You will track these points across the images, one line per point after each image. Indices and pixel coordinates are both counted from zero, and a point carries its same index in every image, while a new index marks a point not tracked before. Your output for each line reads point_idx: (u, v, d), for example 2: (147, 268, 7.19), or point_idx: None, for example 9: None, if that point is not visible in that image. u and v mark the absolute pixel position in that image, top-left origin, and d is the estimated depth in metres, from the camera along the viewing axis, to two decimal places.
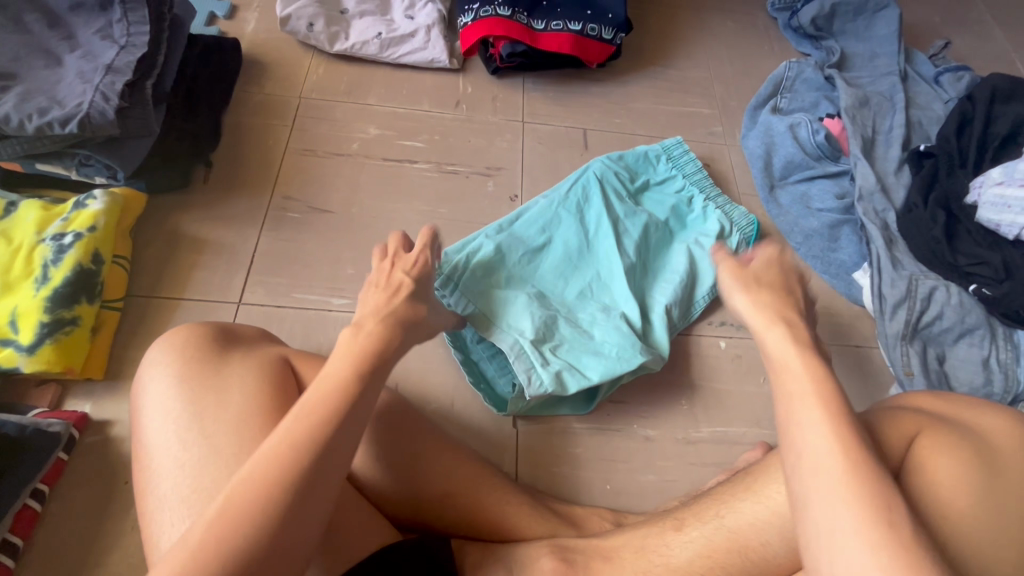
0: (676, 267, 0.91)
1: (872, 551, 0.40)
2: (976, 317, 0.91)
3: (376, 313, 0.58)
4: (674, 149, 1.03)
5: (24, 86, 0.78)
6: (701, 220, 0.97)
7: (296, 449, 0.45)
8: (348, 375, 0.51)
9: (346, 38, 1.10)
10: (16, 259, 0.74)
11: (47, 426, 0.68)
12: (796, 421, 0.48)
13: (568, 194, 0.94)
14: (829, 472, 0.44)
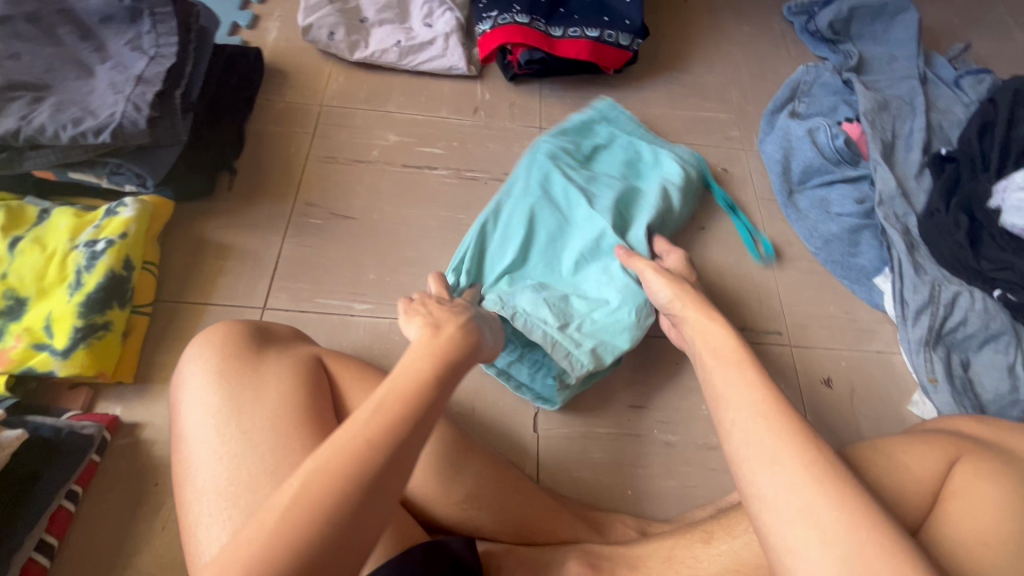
0: (656, 204, 0.94)
1: (803, 479, 0.44)
2: (1000, 323, 0.89)
3: (451, 316, 0.54)
4: (605, 111, 1.06)
5: (58, 97, 0.80)
6: (660, 161, 1.00)
7: (372, 447, 0.41)
8: (429, 375, 0.47)
9: (366, 47, 1.12)
10: (51, 264, 0.77)
11: (81, 428, 0.70)
12: (722, 377, 0.55)
13: (527, 177, 0.93)
14: (753, 411, 0.50)
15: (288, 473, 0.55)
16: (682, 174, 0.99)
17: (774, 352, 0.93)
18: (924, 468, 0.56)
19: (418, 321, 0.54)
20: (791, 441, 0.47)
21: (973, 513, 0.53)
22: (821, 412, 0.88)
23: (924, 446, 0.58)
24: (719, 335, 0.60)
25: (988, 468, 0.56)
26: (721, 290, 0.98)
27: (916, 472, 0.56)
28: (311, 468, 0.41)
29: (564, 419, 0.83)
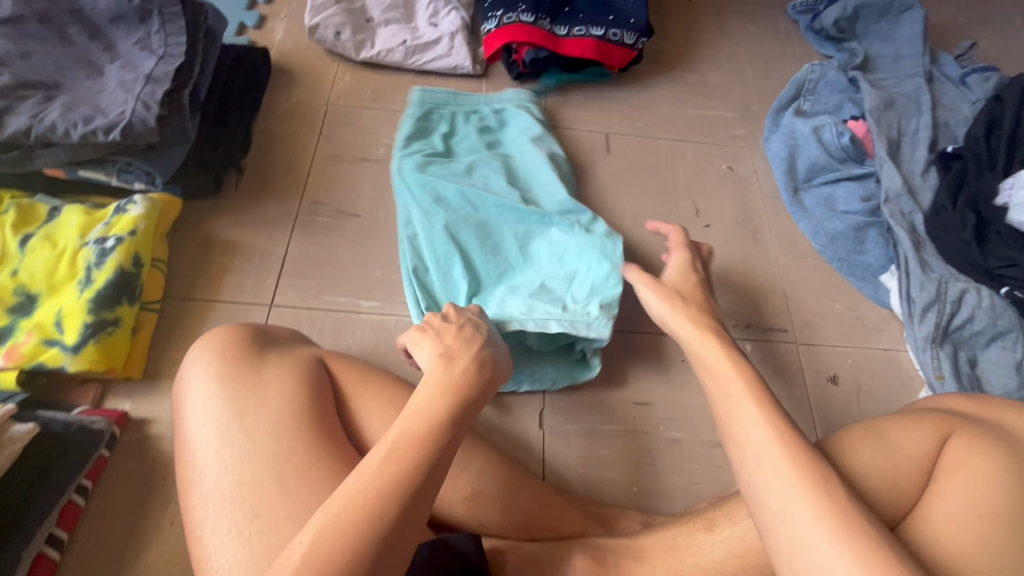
0: (543, 156, 0.99)
1: (824, 531, 0.44)
2: (1008, 320, 0.89)
3: (466, 345, 0.57)
4: (427, 98, 1.04)
5: (68, 96, 0.81)
6: (517, 117, 1.05)
7: (388, 495, 0.43)
8: (439, 413, 0.49)
9: (372, 46, 1.12)
10: (61, 261, 0.77)
11: (91, 423, 0.70)
12: (736, 415, 0.53)
13: (419, 201, 0.89)
14: (772, 457, 0.49)
15: (291, 478, 0.55)
16: (542, 122, 1.05)
17: (781, 349, 0.93)
18: (915, 444, 0.56)
19: (433, 347, 0.57)
20: (810, 490, 0.46)
21: (967, 488, 0.53)
22: (828, 409, 0.88)
23: (915, 423, 0.58)
24: (721, 363, 0.58)
25: (981, 441, 0.55)
26: (726, 288, 0.98)
27: (907, 449, 0.56)
28: (327, 525, 0.42)
29: (570, 415, 0.84)
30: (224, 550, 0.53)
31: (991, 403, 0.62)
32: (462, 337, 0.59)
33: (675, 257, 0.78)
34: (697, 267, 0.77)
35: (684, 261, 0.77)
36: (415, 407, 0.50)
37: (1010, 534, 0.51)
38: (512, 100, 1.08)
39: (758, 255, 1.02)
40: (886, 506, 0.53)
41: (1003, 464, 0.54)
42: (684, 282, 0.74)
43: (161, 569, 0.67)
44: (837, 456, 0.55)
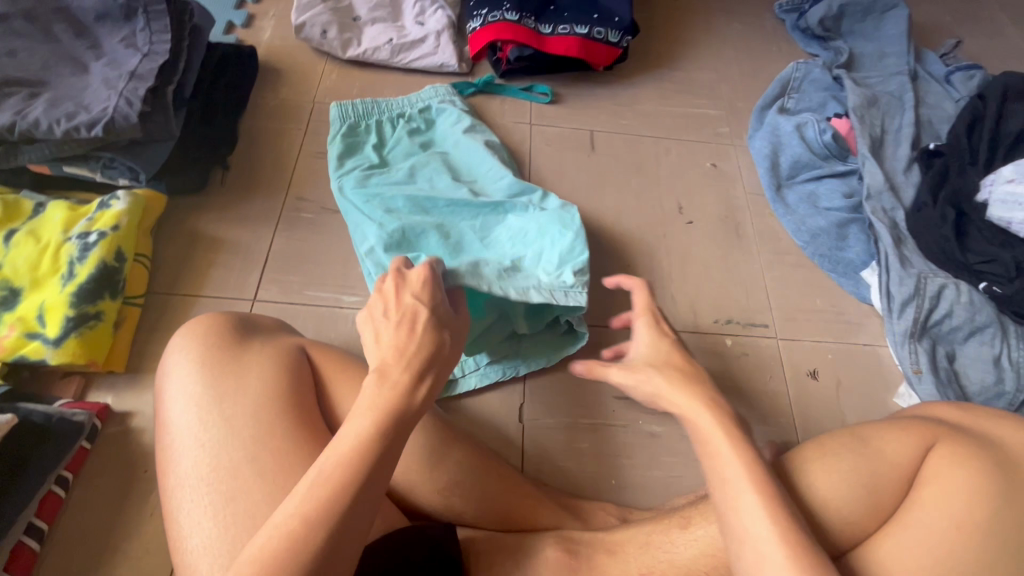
0: (481, 144, 1.00)
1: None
2: (986, 315, 0.90)
3: (401, 356, 0.54)
4: (347, 113, 1.01)
5: (52, 93, 0.82)
6: (444, 113, 1.04)
7: (309, 525, 0.44)
8: (368, 435, 0.49)
9: (359, 44, 1.13)
10: (44, 255, 0.78)
11: (71, 415, 0.71)
12: (734, 506, 0.50)
13: (372, 217, 0.88)
14: (775, 557, 0.47)
15: (268, 460, 0.56)
16: (469, 113, 1.05)
17: (761, 344, 0.93)
18: (898, 452, 0.56)
19: (385, 350, 0.54)
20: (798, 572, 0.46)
21: (947, 496, 0.53)
22: (807, 403, 0.89)
23: (899, 430, 0.58)
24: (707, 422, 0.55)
25: (964, 450, 0.55)
26: (708, 283, 0.98)
27: (890, 456, 0.56)
28: (249, 561, 0.43)
29: (550, 408, 0.84)
30: (200, 531, 0.54)
31: (978, 412, 0.62)
32: (403, 338, 0.55)
33: (639, 325, 0.67)
34: (665, 331, 0.66)
35: (649, 327, 0.66)
36: (347, 431, 0.49)
37: (989, 544, 0.52)
38: (434, 98, 1.07)
39: (740, 251, 1.03)
40: (864, 511, 0.55)
41: (985, 474, 0.54)
42: (658, 353, 0.63)
43: (140, 558, 0.68)
44: (818, 463, 0.56)
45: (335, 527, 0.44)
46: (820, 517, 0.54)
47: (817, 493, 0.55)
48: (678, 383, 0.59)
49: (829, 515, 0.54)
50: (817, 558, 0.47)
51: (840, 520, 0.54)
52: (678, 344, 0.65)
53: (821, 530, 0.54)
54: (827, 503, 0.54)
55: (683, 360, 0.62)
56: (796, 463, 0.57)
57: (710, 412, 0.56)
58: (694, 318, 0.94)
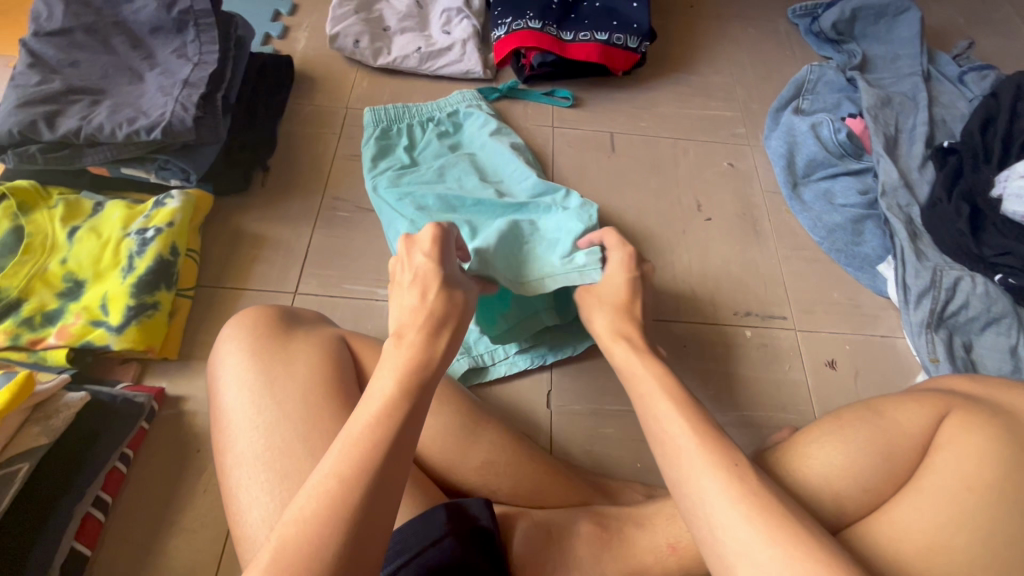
0: (506, 147, 1.04)
1: (740, 516, 0.46)
2: (1002, 306, 0.92)
3: (417, 315, 0.58)
4: (381, 117, 1.07)
5: (113, 100, 0.88)
6: (471, 117, 1.10)
7: (348, 481, 0.45)
8: (394, 394, 0.50)
9: (389, 53, 1.19)
10: (105, 251, 0.84)
11: (133, 397, 0.76)
12: (654, 415, 0.56)
13: (403, 213, 0.92)
14: (691, 449, 0.51)
15: (319, 441, 0.60)
16: (496, 117, 1.10)
17: (779, 335, 0.96)
18: (912, 422, 0.59)
19: (403, 310, 0.59)
20: (727, 477, 0.48)
21: (959, 461, 0.56)
22: (825, 392, 0.91)
23: (914, 403, 0.60)
24: (643, 374, 0.61)
25: (979, 417, 0.58)
26: (727, 277, 1.02)
27: (903, 426, 0.59)
28: (292, 523, 0.43)
29: (577, 396, 0.88)
30: (258, 505, 0.58)
31: (991, 383, 0.64)
32: (417, 297, 0.60)
33: (610, 261, 0.78)
34: (630, 266, 0.76)
35: (620, 260, 0.77)
36: (372, 392, 0.51)
37: (1000, 505, 0.54)
38: (462, 103, 1.12)
39: (758, 246, 1.06)
40: (878, 479, 0.58)
41: (999, 439, 0.56)
42: (614, 287, 0.75)
43: (196, 532, 0.72)
44: (833, 435, 0.60)
45: (375, 479, 0.45)
46: (837, 485, 0.57)
47: (835, 463, 0.58)
48: (609, 316, 0.72)
49: (846, 483, 0.57)
50: (726, 447, 0.51)
51: (857, 487, 0.57)
52: (635, 276, 0.76)
53: (841, 501, 0.57)
54: (843, 471, 0.58)
55: (626, 293, 0.74)
56: (813, 436, 0.60)
57: (623, 344, 0.68)
58: (714, 310, 0.98)
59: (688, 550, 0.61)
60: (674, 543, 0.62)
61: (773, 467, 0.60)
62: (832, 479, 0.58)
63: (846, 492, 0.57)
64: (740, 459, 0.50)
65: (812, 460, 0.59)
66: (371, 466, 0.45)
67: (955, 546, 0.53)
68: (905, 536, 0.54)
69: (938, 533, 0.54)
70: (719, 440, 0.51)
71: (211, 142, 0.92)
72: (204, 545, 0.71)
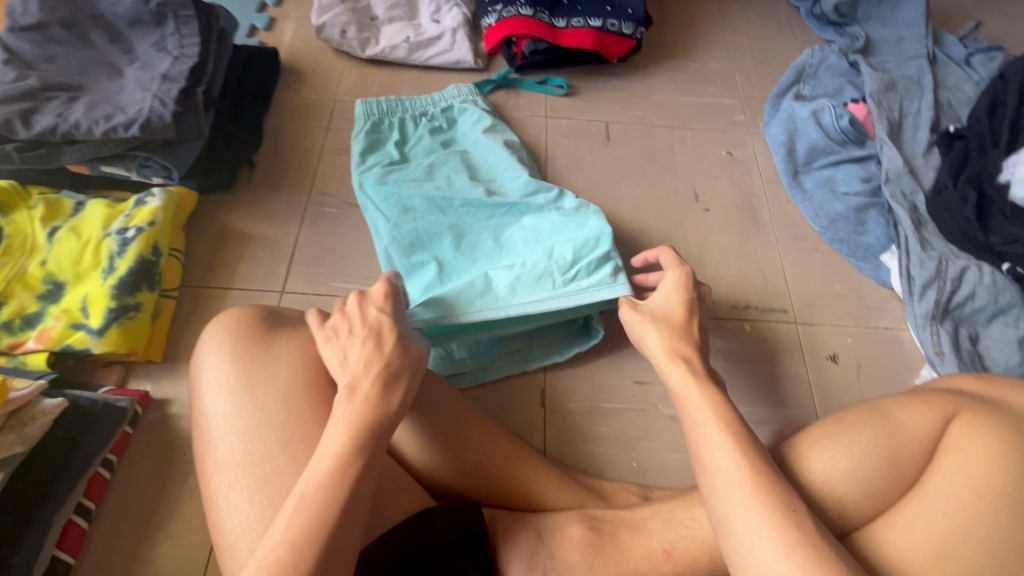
0: (500, 144, 1.01)
1: (792, 566, 0.45)
2: (1009, 296, 0.89)
3: (369, 366, 0.58)
4: (372, 110, 1.04)
5: (90, 96, 0.86)
6: (464, 111, 1.07)
7: (298, 548, 0.47)
8: (345, 451, 0.52)
9: (377, 43, 1.16)
10: (86, 251, 0.82)
11: (115, 402, 0.75)
12: (704, 443, 0.54)
13: (387, 215, 0.90)
14: (737, 486, 0.50)
15: (299, 445, 0.58)
16: (490, 114, 1.07)
17: (780, 328, 0.94)
18: (918, 424, 0.57)
19: (354, 364, 0.58)
20: (780, 527, 0.47)
21: (966, 466, 0.54)
22: (827, 386, 0.89)
23: (922, 403, 0.58)
24: (689, 387, 0.59)
25: (991, 421, 0.56)
26: (726, 270, 0.99)
27: (911, 429, 0.57)
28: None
29: (570, 394, 0.86)
30: (238, 511, 0.56)
31: (1003, 383, 0.61)
32: (370, 348, 0.59)
33: (667, 277, 0.72)
34: (690, 284, 0.70)
35: (676, 278, 0.70)
36: (322, 450, 0.52)
37: (1010, 513, 0.52)
38: (457, 97, 1.08)
39: (758, 237, 1.03)
40: (884, 484, 0.56)
41: (1007, 442, 0.54)
42: (669, 305, 0.69)
43: (183, 537, 0.71)
44: (835, 438, 0.58)
45: (325, 546, 0.47)
46: (840, 491, 0.56)
47: (839, 468, 0.56)
48: (664, 336, 0.65)
49: (850, 488, 0.56)
50: (782, 492, 0.50)
51: (861, 492, 0.56)
52: (694, 297, 0.69)
53: (844, 505, 0.55)
54: (846, 477, 0.56)
55: (682, 315, 0.67)
56: (815, 440, 0.59)
57: (681, 363, 0.61)
58: (712, 304, 0.95)
59: (683, 556, 0.59)
60: (670, 549, 0.59)
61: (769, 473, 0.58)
62: (836, 485, 0.56)
63: (850, 498, 0.55)
64: (799, 506, 0.49)
65: (815, 464, 0.57)
66: (322, 529, 0.48)
67: (964, 555, 0.51)
68: (911, 546, 0.52)
69: (945, 543, 0.52)
70: (773, 481, 0.50)
71: (184, 143, 0.89)
72: (190, 550, 0.70)
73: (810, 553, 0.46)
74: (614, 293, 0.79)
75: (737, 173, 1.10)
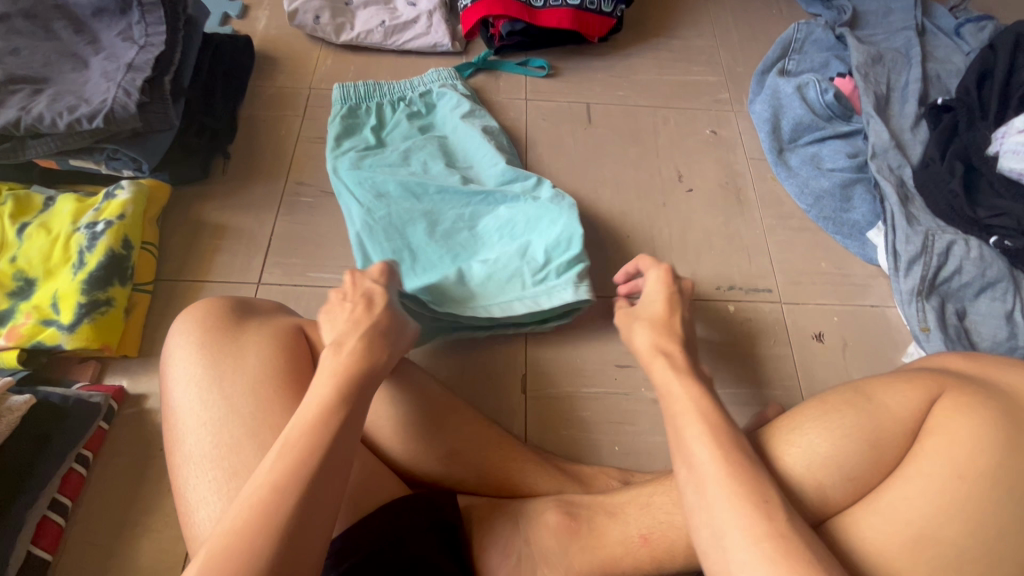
0: (478, 130, 0.99)
1: (756, 556, 0.45)
2: (997, 270, 0.87)
3: (354, 326, 0.59)
4: (349, 95, 1.03)
5: (55, 88, 0.84)
6: (443, 95, 1.04)
7: (282, 488, 0.45)
8: (330, 398, 0.52)
9: (352, 28, 1.14)
10: (55, 247, 0.81)
11: (88, 397, 0.74)
12: (684, 436, 0.53)
13: (361, 199, 0.89)
14: (713, 477, 0.49)
15: (267, 436, 0.57)
16: (470, 100, 1.04)
17: (765, 309, 0.92)
18: (903, 406, 0.56)
19: (341, 327, 0.60)
20: (754, 517, 0.46)
21: (950, 447, 0.52)
22: (812, 365, 0.88)
23: (905, 384, 0.57)
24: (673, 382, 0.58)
25: (973, 400, 0.55)
26: (709, 250, 0.97)
27: (894, 411, 0.56)
28: (221, 533, 0.44)
29: (551, 379, 0.85)
30: (206, 505, 0.55)
31: (989, 360, 0.60)
32: (359, 309, 0.62)
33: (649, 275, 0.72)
34: (671, 278, 0.70)
35: (657, 275, 0.71)
36: (308, 398, 0.52)
37: (992, 493, 0.51)
38: (437, 82, 1.06)
39: (742, 216, 1.01)
40: (865, 467, 0.55)
41: (993, 421, 0.53)
42: (652, 301, 0.69)
43: (161, 532, 0.70)
44: (817, 422, 0.57)
45: (312, 482, 0.46)
46: (819, 475, 0.55)
47: (819, 452, 0.55)
48: (652, 331, 0.65)
49: (829, 471, 0.55)
50: (757, 482, 0.49)
51: (841, 476, 0.55)
52: (675, 291, 0.69)
53: (823, 488, 0.55)
54: (826, 460, 0.55)
55: (665, 311, 0.67)
56: (796, 424, 0.58)
57: (662, 356, 0.62)
58: (695, 286, 0.94)
59: (660, 541, 0.58)
60: (647, 534, 0.59)
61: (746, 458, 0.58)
62: (814, 468, 0.55)
63: (830, 482, 0.54)
64: (772, 495, 0.48)
65: (796, 448, 0.56)
66: (307, 469, 0.47)
67: (944, 537, 0.50)
68: (888, 529, 0.51)
69: (924, 525, 0.51)
70: (745, 468, 0.49)
71: (152, 134, 0.88)
72: (168, 544, 0.70)
73: (788, 544, 0.45)
74: (570, 288, 0.80)
75: (721, 151, 1.09)
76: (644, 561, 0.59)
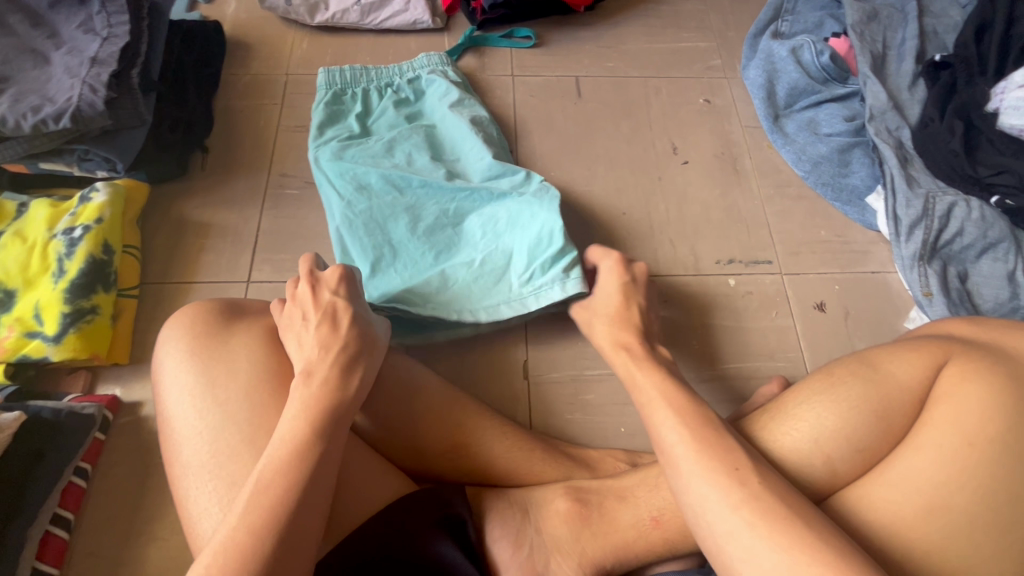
0: (467, 120, 0.95)
1: (777, 549, 0.43)
2: (999, 231, 0.86)
3: (325, 351, 0.57)
4: (334, 80, 0.99)
5: (16, 87, 0.80)
6: (431, 79, 1.00)
7: (255, 532, 0.45)
8: (302, 435, 0.51)
9: (326, 8, 1.09)
10: (33, 255, 0.78)
11: (81, 409, 0.72)
12: (654, 421, 0.53)
13: (342, 193, 0.85)
14: (688, 454, 0.49)
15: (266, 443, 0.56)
16: (459, 85, 1.00)
17: (765, 281, 0.91)
18: (909, 375, 0.55)
19: (309, 351, 0.57)
20: (729, 487, 0.46)
21: (959, 414, 0.52)
22: (816, 335, 0.87)
23: (911, 352, 0.56)
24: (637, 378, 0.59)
25: (978, 365, 0.54)
26: (707, 223, 0.96)
27: (900, 379, 0.55)
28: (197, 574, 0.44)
29: (553, 364, 0.84)
30: (208, 515, 0.54)
31: (994, 326, 0.60)
32: (326, 331, 0.58)
33: (604, 266, 0.75)
34: (624, 268, 0.73)
35: (612, 268, 0.74)
36: (279, 433, 0.51)
37: (1003, 458, 0.51)
38: (426, 67, 1.02)
39: (739, 187, 0.99)
40: (873, 438, 0.54)
41: (1000, 387, 0.52)
42: (609, 295, 0.71)
43: (167, 539, 0.69)
44: (823, 394, 0.56)
45: (285, 525, 0.46)
46: (828, 448, 0.54)
47: (826, 425, 0.55)
48: (608, 326, 0.68)
49: (838, 444, 0.54)
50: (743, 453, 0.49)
51: (850, 448, 0.54)
52: (629, 282, 0.72)
53: (834, 462, 0.54)
54: (833, 434, 0.54)
55: (621, 303, 0.70)
56: (803, 398, 0.57)
57: (624, 352, 0.63)
58: (694, 261, 0.92)
59: (670, 523, 0.58)
60: (658, 516, 0.59)
61: (751, 435, 0.57)
62: (822, 442, 0.54)
63: (839, 455, 0.54)
64: (742, 462, 0.48)
65: (803, 421, 0.56)
66: (282, 510, 0.46)
67: (956, 506, 0.50)
68: (900, 499, 0.51)
69: (936, 493, 0.50)
70: (714, 442, 0.50)
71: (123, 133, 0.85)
72: (176, 552, 0.69)
73: (763, 506, 0.45)
74: (562, 293, 0.75)
75: (715, 120, 1.06)
76: (656, 544, 0.59)
